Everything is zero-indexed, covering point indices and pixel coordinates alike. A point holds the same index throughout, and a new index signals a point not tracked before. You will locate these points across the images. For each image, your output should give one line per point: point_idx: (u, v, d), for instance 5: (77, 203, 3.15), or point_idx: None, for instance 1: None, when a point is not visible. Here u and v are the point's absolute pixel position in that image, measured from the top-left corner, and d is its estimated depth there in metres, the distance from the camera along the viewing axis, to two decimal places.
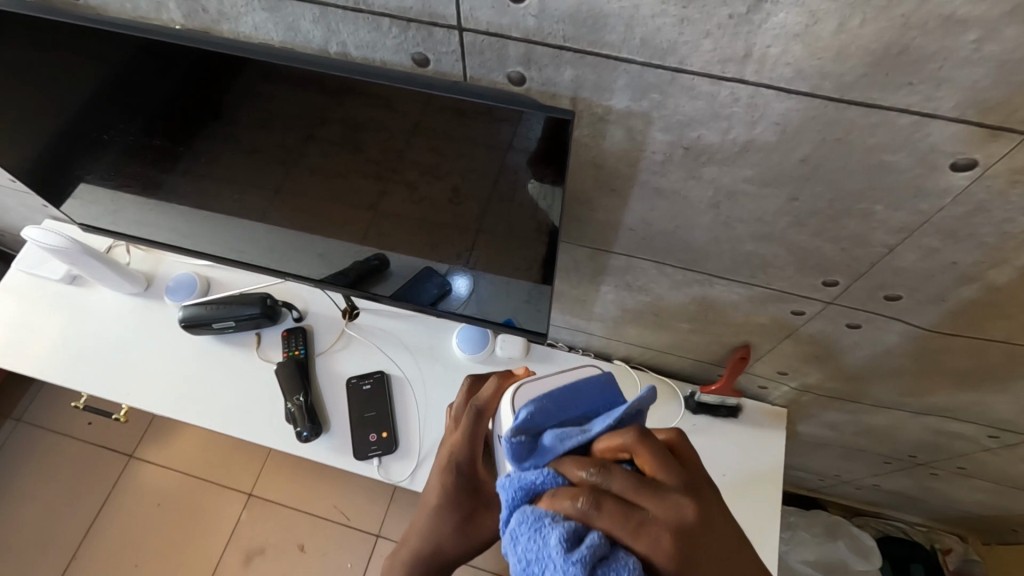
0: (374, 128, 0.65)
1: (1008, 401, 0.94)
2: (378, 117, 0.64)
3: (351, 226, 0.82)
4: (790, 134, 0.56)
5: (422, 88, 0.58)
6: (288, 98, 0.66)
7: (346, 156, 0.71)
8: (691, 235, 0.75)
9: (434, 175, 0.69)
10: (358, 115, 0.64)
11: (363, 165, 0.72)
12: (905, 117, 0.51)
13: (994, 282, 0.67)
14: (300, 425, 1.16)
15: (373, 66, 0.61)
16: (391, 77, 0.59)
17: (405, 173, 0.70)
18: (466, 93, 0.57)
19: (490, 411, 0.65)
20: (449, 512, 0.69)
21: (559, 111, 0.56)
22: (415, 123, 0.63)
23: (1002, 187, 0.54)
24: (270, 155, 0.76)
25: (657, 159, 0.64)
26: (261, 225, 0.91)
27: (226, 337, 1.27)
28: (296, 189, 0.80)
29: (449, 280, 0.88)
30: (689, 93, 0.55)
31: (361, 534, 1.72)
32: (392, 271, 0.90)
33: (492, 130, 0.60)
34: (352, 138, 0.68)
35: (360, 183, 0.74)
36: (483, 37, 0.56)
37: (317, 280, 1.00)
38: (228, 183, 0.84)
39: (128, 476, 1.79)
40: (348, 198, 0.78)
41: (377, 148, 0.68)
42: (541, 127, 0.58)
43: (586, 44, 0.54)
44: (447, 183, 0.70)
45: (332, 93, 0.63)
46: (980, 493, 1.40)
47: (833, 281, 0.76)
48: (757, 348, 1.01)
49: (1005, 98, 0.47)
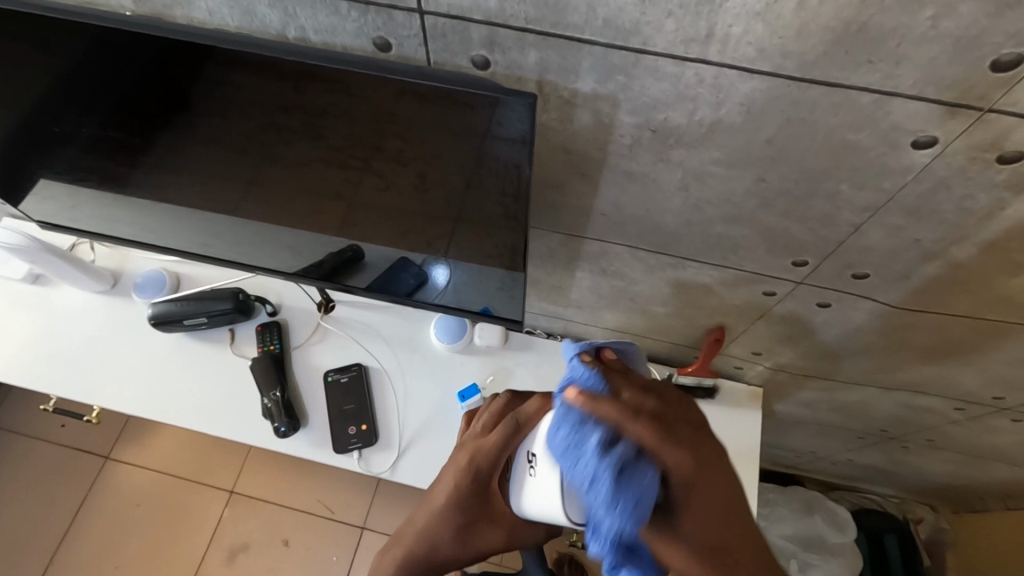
0: (337, 114, 0.64)
1: (972, 373, 0.96)
2: (340, 103, 0.62)
3: (318, 216, 0.81)
4: (754, 115, 0.56)
5: (386, 73, 0.56)
6: (247, 85, 0.65)
7: (309, 145, 0.70)
8: (662, 219, 0.75)
9: (401, 162, 0.68)
10: (321, 103, 0.63)
11: (327, 153, 0.70)
12: (866, 95, 0.51)
13: (957, 259, 0.68)
14: (277, 420, 1.14)
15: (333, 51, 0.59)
16: (352, 61, 0.57)
17: (370, 160, 0.69)
18: (431, 78, 0.56)
19: (530, 425, 0.62)
20: (450, 518, 0.67)
21: (527, 94, 0.56)
22: (381, 110, 0.62)
23: (961, 164, 0.55)
24: (233, 145, 0.74)
25: (626, 143, 0.64)
26: (227, 218, 0.88)
27: (198, 333, 1.25)
28: (262, 181, 0.78)
29: (424, 269, 0.87)
30: (655, 75, 0.55)
31: (346, 527, 1.72)
32: (366, 262, 0.89)
33: (456, 115, 0.59)
34: (314, 125, 0.67)
35: (325, 171, 0.73)
36: (445, 19, 0.55)
37: (290, 273, 0.98)
38: (190, 175, 0.82)
39: (104, 478, 1.76)
40: (314, 187, 0.76)
41: (341, 136, 0.67)
42: (507, 112, 0.58)
43: (549, 26, 0.53)
44: (414, 171, 0.69)
45: (291, 79, 0.61)
46: (950, 463, 1.45)
47: (802, 261, 0.77)
48: (731, 330, 1.02)
49: (961, 76, 0.48)
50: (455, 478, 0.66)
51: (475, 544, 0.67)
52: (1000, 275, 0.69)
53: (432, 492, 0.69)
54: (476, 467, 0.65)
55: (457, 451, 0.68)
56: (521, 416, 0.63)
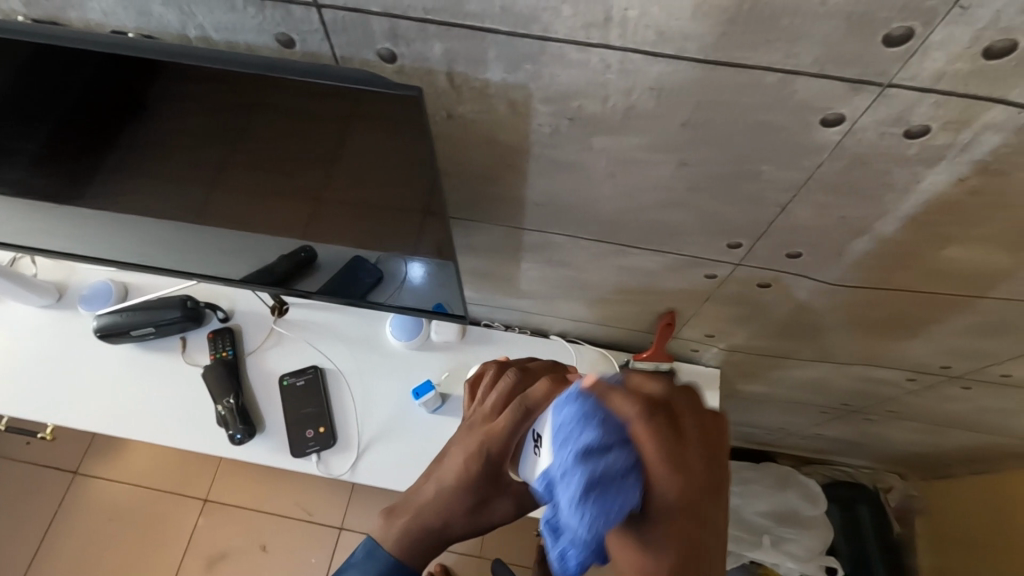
0: (237, 115, 0.61)
1: (919, 346, 0.97)
2: (236, 104, 0.59)
3: (240, 212, 0.78)
4: (666, 99, 0.55)
5: (271, 72, 0.53)
6: (128, 89, 0.60)
7: (216, 144, 0.67)
8: (596, 207, 0.75)
9: (311, 160, 0.65)
10: (217, 105, 0.60)
11: (237, 153, 0.67)
12: (772, 75, 0.51)
13: (884, 234, 0.68)
14: (232, 427, 1.12)
15: (213, 49, 0.55)
16: (235, 62, 0.54)
17: (281, 159, 0.66)
18: (329, 77, 0.52)
19: None
20: None
21: (412, 90, 0.53)
22: (286, 108, 0.58)
23: (874, 140, 0.55)
24: (133, 147, 0.70)
25: (546, 132, 0.63)
26: (151, 220, 0.85)
27: (148, 344, 1.22)
28: (185, 179, 0.75)
29: (384, 267, 0.85)
30: (561, 62, 0.54)
31: (325, 528, 1.70)
32: (322, 263, 0.87)
33: (355, 114, 0.57)
34: (216, 127, 0.63)
35: (239, 168, 0.70)
36: (344, 13, 0.53)
37: (241, 279, 0.97)
38: (96, 178, 0.77)
39: (75, 493, 1.73)
40: (230, 184, 0.73)
41: (247, 136, 0.64)
42: (405, 111, 0.55)
43: (449, 16, 0.51)
44: (326, 167, 0.66)
45: (176, 82, 0.58)
46: (912, 432, 1.48)
47: (738, 244, 0.77)
48: (682, 314, 1.02)
49: (859, 52, 0.47)
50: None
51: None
52: (929, 248, 0.69)
53: None
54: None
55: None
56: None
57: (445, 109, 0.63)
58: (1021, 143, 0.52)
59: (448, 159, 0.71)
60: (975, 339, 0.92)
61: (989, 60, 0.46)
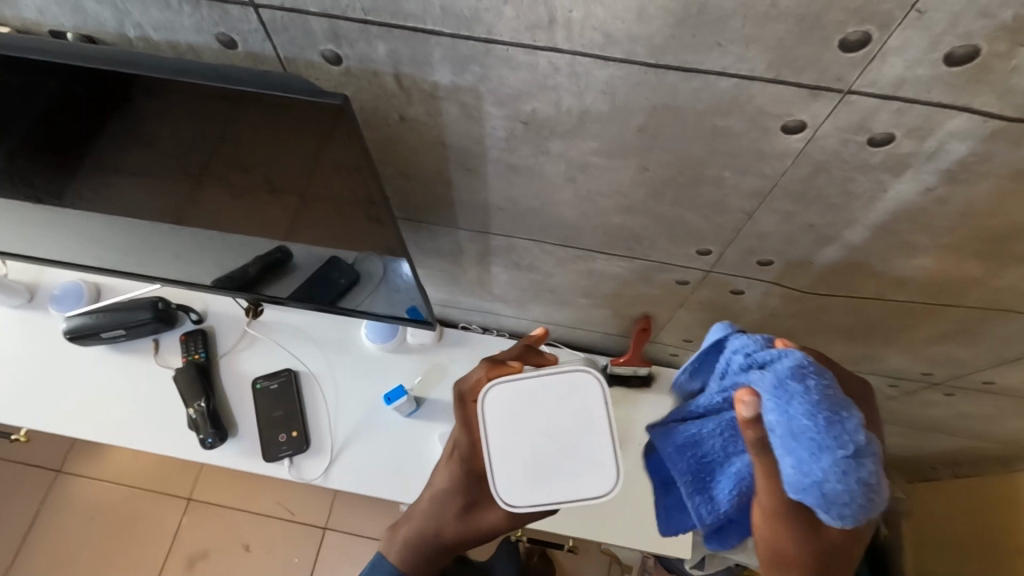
0: (151, 118, 0.53)
1: (897, 352, 0.95)
2: (148, 108, 0.52)
3: (180, 219, 0.71)
4: (620, 102, 0.53)
5: (178, 75, 0.47)
6: (32, 91, 0.53)
7: (137, 152, 0.59)
8: (559, 211, 0.72)
9: (241, 168, 0.58)
10: (128, 109, 0.53)
11: (161, 160, 0.60)
12: (725, 80, 0.48)
13: (852, 242, 0.66)
14: (203, 431, 1.10)
15: (121, 49, 0.50)
16: (141, 63, 0.48)
17: (210, 167, 0.59)
18: (245, 84, 0.47)
19: (472, 394, 0.63)
20: (451, 499, 0.66)
21: (333, 95, 0.46)
22: (205, 118, 0.52)
23: (836, 147, 0.53)
24: (47, 154, 0.63)
25: (501, 135, 0.61)
26: (96, 228, 0.81)
27: (120, 345, 1.20)
28: (114, 193, 0.68)
29: (362, 269, 0.78)
30: (509, 65, 0.51)
31: (308, 528, 1.68)
32: (298, 264, 0.80)
33: (279, 119, 0.50)
34: (132, 133, 0.56)
35: (166, 177, 0.62)
36: (282, 13, 0.51)
37: (209, 287, 0.93)
38: (20, 184, 0.71)
39: (56, 491, 1.71)
40: (162, 193, 0.66)
41: (168, 142, 0.56)
42: (329, 120, 0.48)
43: (388, 16, 0.49)
44: (258, 176, 0.58)
45: (78, 83, 0.51)
46: (897, 436, 1.46)
47: (706, 250, 0.74)
48: (657, 319, 1.00)
49: (813, 56, 0.45)
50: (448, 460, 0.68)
51: (480, 523, 0.65)
52: (899, 256, 0.67)
53: (436, 475, 0.70)
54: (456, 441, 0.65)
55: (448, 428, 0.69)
56: (462, 385, 0.65)
57: (397, 111, 0.60)
58: (987, 152, 0.50)
59: (405, 162, 0.69)
60: (952, 347, 0.90)
61: (950, 67, 0.43)
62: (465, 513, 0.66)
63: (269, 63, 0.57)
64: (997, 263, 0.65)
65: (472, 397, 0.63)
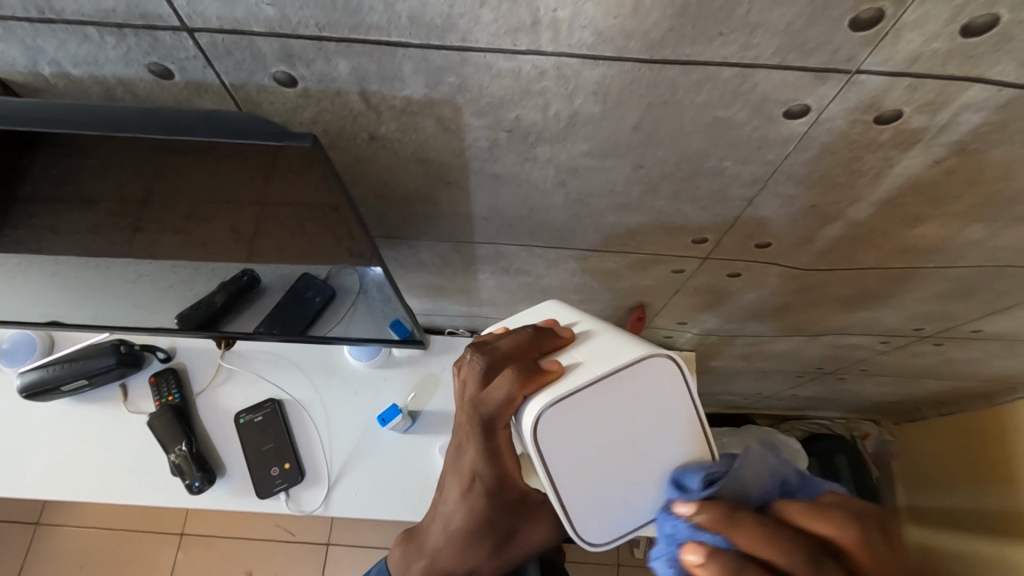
0: (88, 177, 0.47)
1: (891, 313, 0.95)
2: (84, 166, 0.45)
3: (138, 268, 0.65)
4: (613, 102, 0.49)
5: (114, 130, 0.40)
6: None
7: (77, 212, 0.52)
8: (549, 215, 0.68)
9: (202, 218, 0.52)
10: (60, 169, 0.46)
11: (106, 219, 0.53)
12: (728, 70, 0.44)
13: (855, 219, 0.64)
14: (189, 475, 1.02)
15: (40, 100, 0.42)
16: (67, 119, 0.41)
17: (165, 220, 0.53)
18: (193, 133, 0.40)
19: (500, 417, 0.52)
20: (474, 539, 0.63)
21: (301, 137, 0.41)
22: (145, 168, 0.45)
23: (844, 128, 0.50)
24: None
25: (483, 146, 0.56)
26: (37, 285, 0.72)
27: (84, 396, 1.11)
28: (43, 248, 0.60)
29: (339, 283, 0.70)
30: (489, 72, 0.46)
31: (311, 546, 1.62)
32: (269, 286, 0.71)
33: (240, 165, 0.44)
34: (70, 193, 0.49)
35: (115, 235, 0.56)
36: (223, 36, 0.44)
37: (173, 329, 0.86)
38: None
39: (40, 545, 1.62)
40: (112, 250, 0.59)
41: (112, 200, 0.50)
42: (298, 160, 0.43)
43: (348, 31, 0.43)
44: (222, 224, 0.53)
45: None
46: (884, 385, 1.48)
47: (703, 239, 0.71)
48: (652, 306, 0.97)
49: (824, 39, 0.41)
50: (461, 508, 0.61)
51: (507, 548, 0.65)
52: (901, 227, 0.65)
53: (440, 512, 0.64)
54: (477, 483, 0.59)
55: (453, 465, 0.61)
56: (487, 407, 0.52)
57: (366, 130, 0.55)
58: (1000, 121, 0.48)
59: (377, 180, 0.63)
60: (944, 303, 0.89)
61: (967, 38, 0.40)
62: (499, 546, 0.64)
63: (214, 91, 0.51)
64: (996, 225, 0.64)
65: (505, 421, 0.52)
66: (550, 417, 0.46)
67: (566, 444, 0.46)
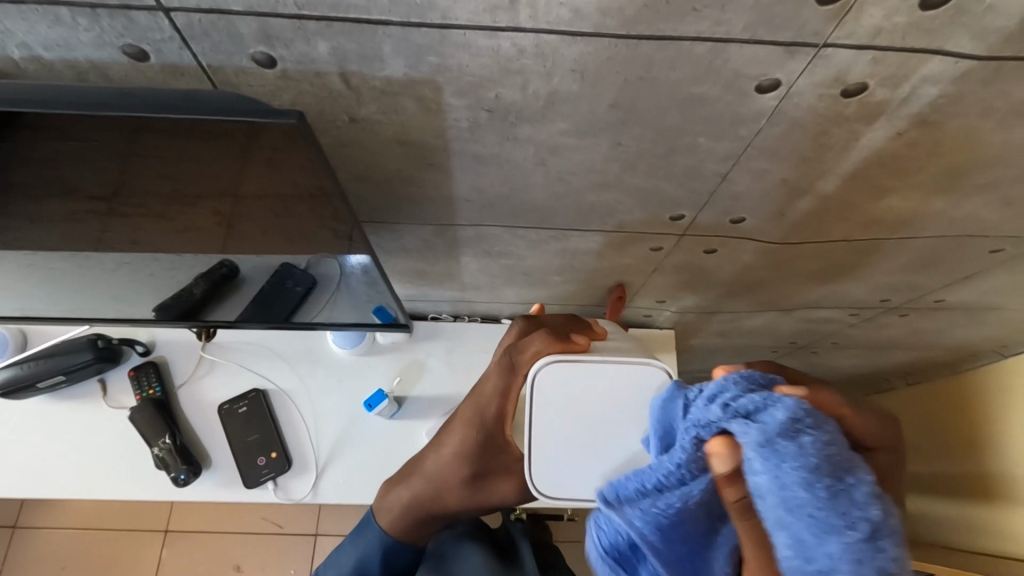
0: (71, 161, 0.46)
1: (860, 286, 0.98)
2: (66, 150, 0.45)
3: (117, 257, 0.64)
4: (590, 80, 0.50)
5: (93, 112, 0.40)
6: None
7: (56, 198, 0.51)
8: (530, 195, 0.69)
9: (184, 202, 0.52)
10: (40, 153, 0.45)
11: (86, 204, 0.52)
12: (701, 45, 0.46)
13: (824, 192, 0.66)
14: (174, 469, 1.01)
15: (17, 83, 0.41)
16: (41, 102, 0.40)
17: (147, 206, 0.53)
18: (173, 112, 0.40)
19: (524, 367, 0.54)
20: (456, 469, 0.62)
21: (287, 114, 0.41)
22: (127, 150, 0.45)
23: (812, 102, 0.52)
24: None
25: (464, 126, 0.56)
26: (10, 277, 0.70)
27: (61, 393, 1.08)
28: (17, 237, 0.58)
29: (318, 271, 0.70)
30: (467, 50, 0.47)
31: (301, 538, 1.62)
32: (246, 276, 0.71)
33: (224, 144, 0.44)
34: (50, 178, 0.48)
35: (95, 221, 0.55)
36: (200, 15, 0.44)
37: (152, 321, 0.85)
38: None
39: (18, 548, 1.59)
40: (90, 237, 0.58)
41: (94, 184, 0.50)
42: (284, 139, 0.44)
43: (328, 9, 0.43)
44: (207, 208, 0.53)
45: None
46: (854, 358, 1.53)
47: (680, 215, 0.73)
48: (632, 285, 0.99)
49: (792, 14, 0.43)
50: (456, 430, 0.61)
51: (487, 494, 0.63)
52: (867, 200, 0.68)
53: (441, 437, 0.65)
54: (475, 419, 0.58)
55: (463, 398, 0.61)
56: (514, 355, 0.55)
57: (347, 112, 0.55)
58: (957, 93, 0.50)
59: (359, 163, 0.63)
60: (911, 274, 0.93)
61: (926, 12, 0.42)
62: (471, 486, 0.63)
63: (191, 73, 0.50)
64: (956, 195, 0.67)
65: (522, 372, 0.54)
66: (544, 374, 0.51)
67: (554, 400, 0.51)
